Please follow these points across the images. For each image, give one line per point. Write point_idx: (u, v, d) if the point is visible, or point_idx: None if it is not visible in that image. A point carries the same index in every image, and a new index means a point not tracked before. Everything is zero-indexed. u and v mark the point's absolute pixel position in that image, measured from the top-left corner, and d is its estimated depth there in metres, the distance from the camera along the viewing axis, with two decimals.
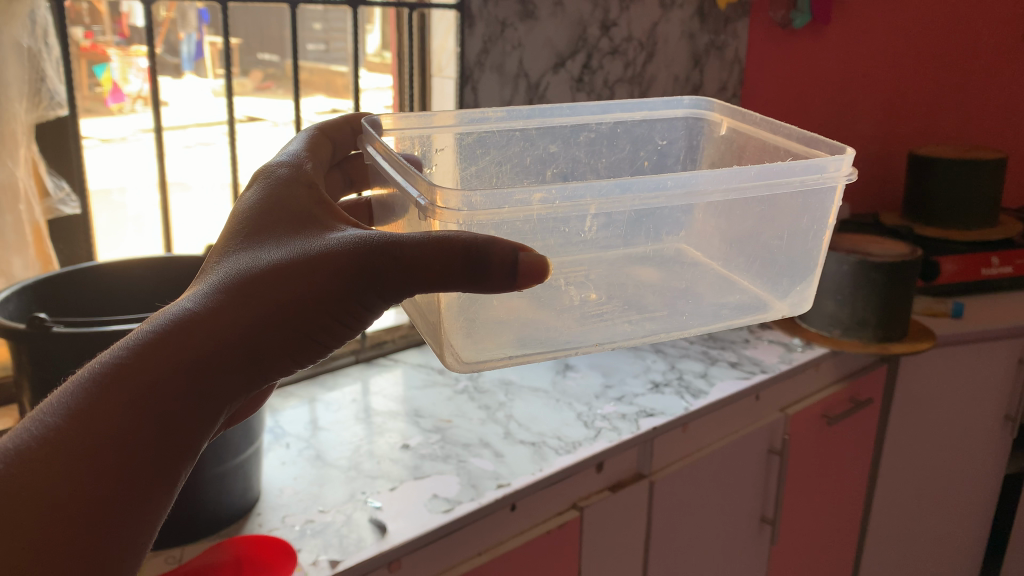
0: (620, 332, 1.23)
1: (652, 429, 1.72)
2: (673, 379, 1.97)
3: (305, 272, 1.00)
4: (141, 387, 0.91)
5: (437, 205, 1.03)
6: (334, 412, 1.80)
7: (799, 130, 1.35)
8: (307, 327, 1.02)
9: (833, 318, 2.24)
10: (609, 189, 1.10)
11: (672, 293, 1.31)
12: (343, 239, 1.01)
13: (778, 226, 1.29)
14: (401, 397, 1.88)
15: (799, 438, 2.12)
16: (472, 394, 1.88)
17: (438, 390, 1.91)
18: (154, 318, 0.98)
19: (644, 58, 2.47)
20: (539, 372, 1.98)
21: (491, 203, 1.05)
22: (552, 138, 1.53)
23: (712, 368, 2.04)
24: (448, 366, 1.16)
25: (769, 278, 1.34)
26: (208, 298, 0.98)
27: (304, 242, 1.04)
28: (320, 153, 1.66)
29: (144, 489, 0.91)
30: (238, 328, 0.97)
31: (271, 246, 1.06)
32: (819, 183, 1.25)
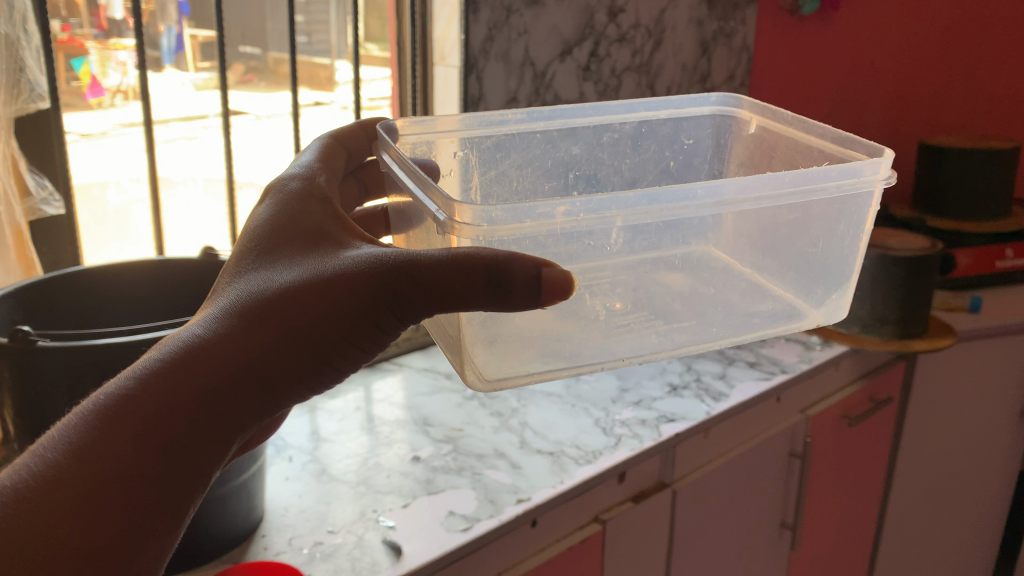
0: (646, 346, 1.12)
1: (674, 435, 1.63)
2: (692, 382, 1.88)
3: (318, 294, 0.98)
4: (152, 415, 0.89)
5: (455, 219, 0.96)
6: (337, 422, 1.70)
7: (831, 128, 1.24)
8: (322, 349, 1.00)
9: (852, 315, 2.17)
10: (637, 200, 1.01)
11: (702, 298, 1.19)
12: (357, 260, 1.00)
13: (816, 232, 1.18)
14: (407, 404, 1.78)
15: (819, 441, 2.04)
16: (483, 401, 1.78)
17: (446, 396, 1.81)
18: (162, 343, 0.96)
19: (652, 46, 2.37)
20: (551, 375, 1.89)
21: (513, 217, 0.96)
22: (574, 139, 1.42)
23: (731, 369, 1.96)
24: (466, 383, 1.07)
25: (807, 286, 1.23)
26: (219, 321, 0.97)
27: (319, 261, 1.02)
28: (335, 163, 1.55)
29: (153, 520, 0.89)
30: (251, 351, 0.96)
31: (282, 266, 1.04)
32: (857, 187, 1.14)
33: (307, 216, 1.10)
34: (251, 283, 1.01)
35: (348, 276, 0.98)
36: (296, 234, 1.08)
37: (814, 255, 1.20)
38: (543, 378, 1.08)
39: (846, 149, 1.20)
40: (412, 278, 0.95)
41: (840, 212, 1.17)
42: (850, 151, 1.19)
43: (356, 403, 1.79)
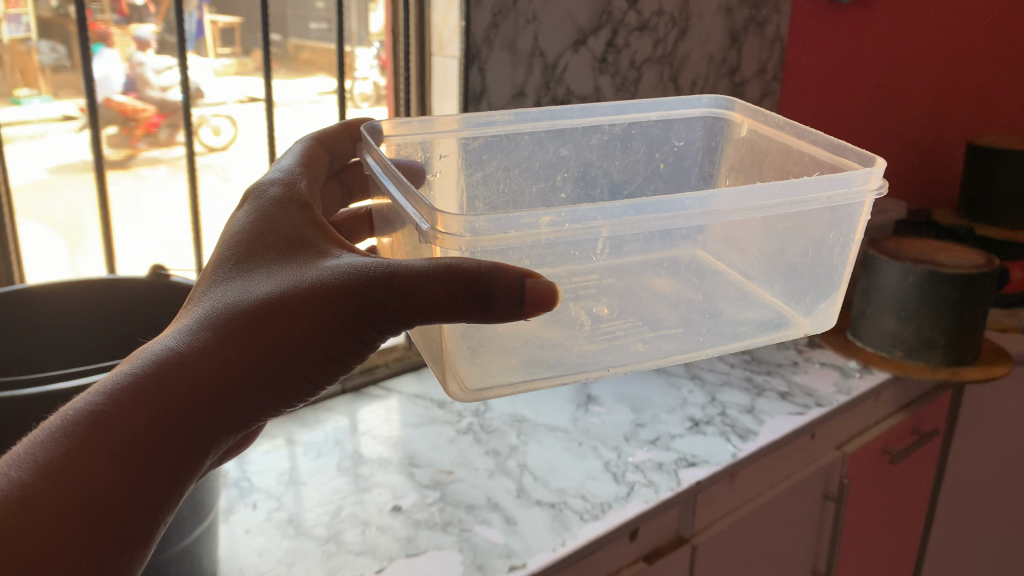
0: (631, 357, 1.02)
1: (695, 484, 1.43)
2: (715, 416, 1.67)
3: (301, 304, 0.90)
4: (123, 438, 0.81)
5: (438, 230, 0.85)
6: (312, 460, 1.50)
7: (824, 134, 1.13)
8: (298, 365, 0.92)
9: (895, 338, 1.94)
10: (622, 211, 0.89)
11: (689, 306, 1.08)
12: (341, 267, 0.92)
13: (813, 241, 1.05)
14: (393, 437, 1.59)
15: (857, 480, 1.83)
16: (479, 436, 1.58)
17: (437, 429, 1.61)
18: (132, 356, 0.87)
19: (676, 35, 2.15)
20: (557, 405, 1.69)
21: (497, 227, 0.86)
22: (562, 141, 1.27)
23: (760, 402, 1.74)
24: (446, 393, 0.98)
25: (798, 292, 1.10)
26: (193, 335, 0.88)
27: (300, 270, 0.94)
28: (318, 166, 1.36)
29: (124, 547, 0.81)
30: (228, 367, 0.88)
31: (262, 273, 0.96)
32: (847, 200, 1.02)
33: (290, 220, 1.03)
34: (228, 294, 0.93)
35: (332, 287, 0.90)
36: (278, 240, 1.00)
37: (804, 264, 1.08)
38: (524, 388, 0.99)
39: (840, 156, 1.10)
40: (401, 293, 0.87)
41: (828, 221, 1.04)
42: (844, 158, 1.09)
43: (336, 435, 1.59)
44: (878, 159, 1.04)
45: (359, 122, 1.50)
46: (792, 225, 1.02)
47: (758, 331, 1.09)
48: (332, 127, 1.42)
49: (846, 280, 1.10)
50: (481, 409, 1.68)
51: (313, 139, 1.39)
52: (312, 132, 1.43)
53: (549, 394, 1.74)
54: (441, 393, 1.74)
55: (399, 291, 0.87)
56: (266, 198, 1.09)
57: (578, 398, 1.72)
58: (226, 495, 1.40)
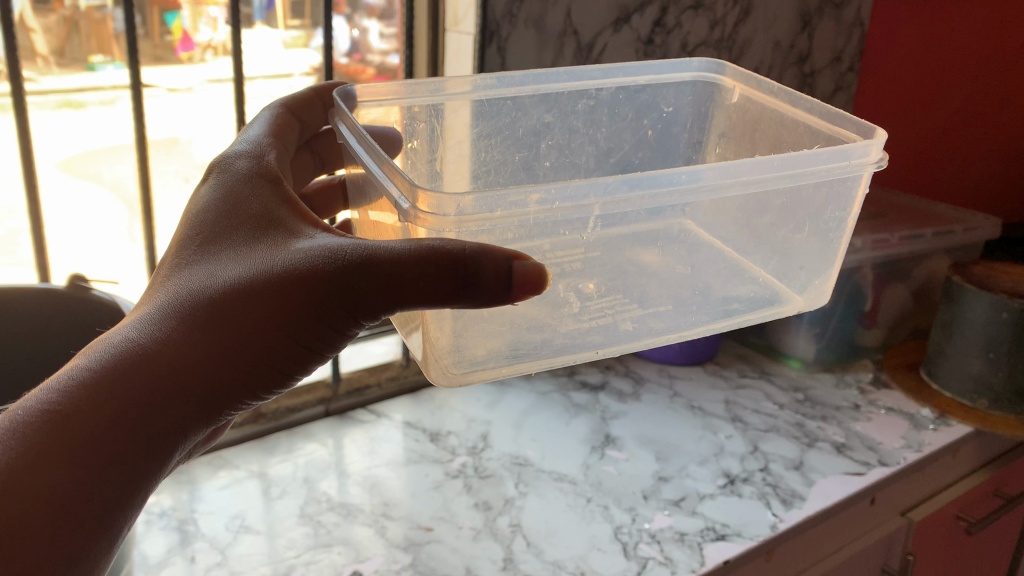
0: (617, 336, 0.96)
1: (721, 565, 1.17)
2: (755, 474, 1.40)
3: (269, 291, 0.83)
4: (81, 437, 0.76)
5: (420, 209, 0.78)
6: (273, 502, 1.30)
7: (820, 101, 1.06)
8: (267, 356, 0.86)
9: (980, 383, 1.63)
10: (616, 185, 0.83)
11: (678, 280, 1.00)
12: (310, 249, 0.83)
13: (807, 217, 1.02)
14: (372, 475, 1.36)
15: (923, 552, 1.55)
16: (470, 481, 1.35)
17: (424, 468, 1.38)
18: (89, 349, 0.81)
19: (737, 16, 1.85)
20: (567, 449, 1.44)
21: (483, 206, 0.79)
22: (547, 106, 1.17)
23: (811, 457, 1.47)
24: (430, 379, 0.92)
25: (790, 267, 1.05)
26: (153, 325, 0.82)
27: (265, 252, 0.86)
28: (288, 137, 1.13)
29: (84, 555, 0.76)
30: (193, 359, 0.82)
31: (226, 255, 0.87)
32: (846, 173, 0.98)
33: (256, 201, 0.92)
34: (189, 279, 0.85)
35: (304, 271, 0.82)
36: (243, 216, 0.90)
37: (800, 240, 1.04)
38: (511, 371, 0.93)
39: (839, 128, 1.04)
40: (378, 279, 0.79)
41: (827, 197, 1.01)
42: (842, 130, 1.03)
43: (307, 469, 1.38)
44: (878, 129, 0.98)
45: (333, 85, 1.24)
46: (787, 200, 0.98)
47: (748, 307, 1.04)
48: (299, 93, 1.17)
49: (840, 256, 1.08)
50: (478, 447, 1.44)
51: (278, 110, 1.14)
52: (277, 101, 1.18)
53: (561, 433, 1.49)
54: (435, 423, 1.51)
55: (374, 276, 0.79)
56: (232, 173, 0.97)
57: (594, 442, 1.47)
58: (165, 542, 1.20)
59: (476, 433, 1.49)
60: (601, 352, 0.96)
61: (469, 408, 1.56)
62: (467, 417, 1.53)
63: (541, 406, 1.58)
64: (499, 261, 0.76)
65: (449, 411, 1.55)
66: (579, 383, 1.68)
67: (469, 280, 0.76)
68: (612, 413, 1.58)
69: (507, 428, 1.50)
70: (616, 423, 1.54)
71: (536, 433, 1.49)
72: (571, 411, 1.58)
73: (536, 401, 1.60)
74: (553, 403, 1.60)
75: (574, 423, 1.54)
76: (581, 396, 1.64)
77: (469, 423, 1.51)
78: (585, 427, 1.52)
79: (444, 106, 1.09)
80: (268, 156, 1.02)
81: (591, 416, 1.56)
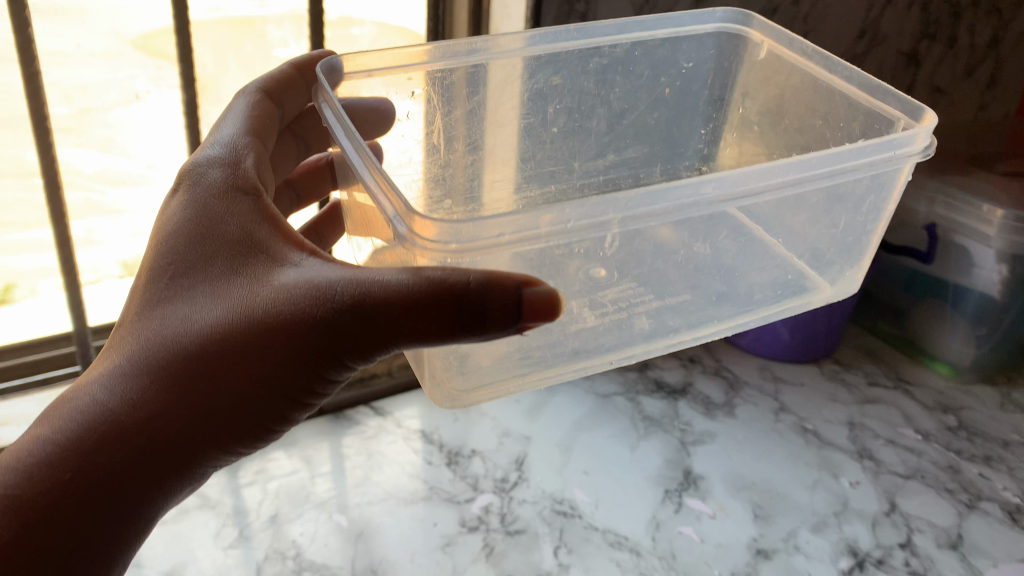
0: (626, 337, 0.78)
1: None
2: (895, 556, 1.00)
3: (250, 336, 0.63)
4: (42, 519, 0.63)
5: (415, 237, 0.59)
6: (223, 552, 0.95)
7: (861, 69, 0.84)
8: (257, 413, 0.67)
9: None
10: (640, 199, 0.64)
11: (698, 275, 0.78)
12: (299, 279, 0.63)
13: (845, 209, 0.81)
14: (362, 517, 1.01)
15: None
16: (496, 540, 0.99)
17: (434, 510, 1.02)
18: (56, 405, 0.66)
19: None
20: (631, 494, 1.06)
21: (477, 233, 0.59)
22: (553, 68, 0.92)
23: (974, 527, 1.05)
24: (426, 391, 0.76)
25: (831, 254, 0.85)
26: (114, 387, 0.65)
27: (246, 280, 0.65)
28: (273, 127, 0.82)
29: None
30: (165, 419, 0.64)
31: (200, 280, 0.67)
32: (892, 164, 0.78)
33: (235, 212, 0.69)
34: (152, 321, 0.66)
35: (295, 314, 0.62)
36: (216, 228, 0.68)
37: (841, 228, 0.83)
38: (519, 379, 0.76)
39: (877, 104, 0.83)
40: (383, 328, 0.60)
41: (868, 187, 0.80)
42: (882, 105, 0.83)
43: (277, 498, 1.03)
44: (928, 111, 0.78)
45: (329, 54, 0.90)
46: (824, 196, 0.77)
47: (776, 297, 0.86)
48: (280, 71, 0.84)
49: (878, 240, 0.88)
50: (510, 480, 1.07)
51: (259, 97, 0.82)
52: (253, 80, 0.85)
53: (623, 465, 1.11)
54: (456, 435, 1.14)
55: (379, 323, 0.60)
56: (204, 185, 0.71)
57: (668, 484, 1.08)
58: None
59: (509, 455, 1.11)
60: (615, 361, 0.80)
61: (504, 413, 1.18)
62: (499, 427, 1.15)
63: (598, 418, 1.19)
64: (507, 291, 0.58)
65: (476, 417, 1.17)
66: (651, 383, 1.28)
67: (473, 317, 0.58)
68: (693, 436, 1.18)
69: (552, 452, 1.12)
70: (698, 453, 1.14)
71: (589, 461, 1.11)
72: (638, 427, 1.18)
73: (592, 408, 1.21)
74: (615, 413, 1.21)
75: (642, 448, 1.14)
76: (653, 403, 1.24)
77: (501, 438, 1.14)
78: (656, 457, 1.13)
79: (488, 65, 0.88)
80: (248, 161, 0.74)
81: (665, 439, 1.16)
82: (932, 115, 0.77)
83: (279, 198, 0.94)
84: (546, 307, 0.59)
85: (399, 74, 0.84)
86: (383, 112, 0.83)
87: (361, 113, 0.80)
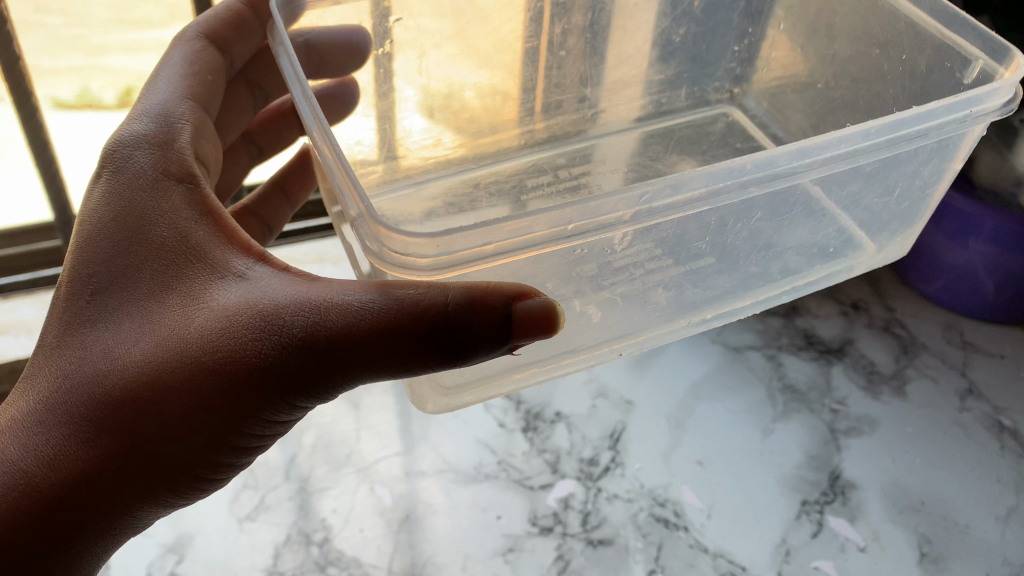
0: (632, 326, 0.65)
1: None
2: None
3: (195, 380, 0.51)
4: None
5: (387, 252, 0.49)
6: (239, 525, 0.78)
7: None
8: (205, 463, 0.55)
9: None
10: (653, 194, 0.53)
11: (720, 268, 0.64)
12: (247, 306, 0.51)
13: (900, 179, 0.66)
14: (410, 496, 0.81)
15: None
16: (575, 551, 0.77)
17: (499, 496, 0.81)
18: None
19: None
20: (756, 504, 0.81)
21: (476, 241, 0.50)
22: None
23: None
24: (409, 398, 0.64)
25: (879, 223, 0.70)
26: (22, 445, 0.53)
27: (184, 301, 0.53)
28: (217, 78, 0.70)
29: None
30: (103, 480, 0.53)
31: (132, 301, 0.54)
32: (968, 125, 0.63)
33: (168, 207, 0.56)
34: (58, 356, 0.54)
35: (243, 351, 0.51)
36: (145, 232, 0.55)
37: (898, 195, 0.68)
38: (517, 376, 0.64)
39: (950, 38, 0.69)
40: (349, 363, 0.50)
41: (933, 152, 0.65)
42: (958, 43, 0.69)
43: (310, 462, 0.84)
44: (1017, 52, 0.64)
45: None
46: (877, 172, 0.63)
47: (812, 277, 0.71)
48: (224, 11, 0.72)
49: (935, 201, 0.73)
50: (600, 463, 0.84)
51: (200, 45, 0.71)
52: (188, 24, 0.72)
53: (748, 457, 0.86)
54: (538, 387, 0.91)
55: (340, 354, 0.49)
56: (126, 169, 0.57)
57: (807, 491, 0.83)
58: None
59: (602, 424, 0.87)
60: (624, 352, 0.67)
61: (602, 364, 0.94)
62: (593, 382, 0.91)
63: (720, 383, 0.93)
64: (495, 310, 0.48)
65: None
66: (796, 336, 1.00)
67: (459, 347, 0.48)
68: (846, 420, 0.90)
69: (658, 426, 0.88)
70: (851, 447, 0.87)
71: (706, 447, 0.86)
72: (774, 400, 0.92)
73: (716, 366, 0.95)
74: (745, 376, 0.94)
75: (777, 432, 0.88)
76: (797, 366, 0.96)
77: (595, 399, 0.90)
78: (794, 448, 0.87)
79: None
80: (181, 133, 0.61)
81: (809, 422, 0.90)
82: (1021, 62, 0.63)
83: (234, 153, 0.85)
84: (539, 323, 0.48)
85: (382, 2, 0.75)
86: (355, 42, 0.75)
87: (330, 49, 0.74)
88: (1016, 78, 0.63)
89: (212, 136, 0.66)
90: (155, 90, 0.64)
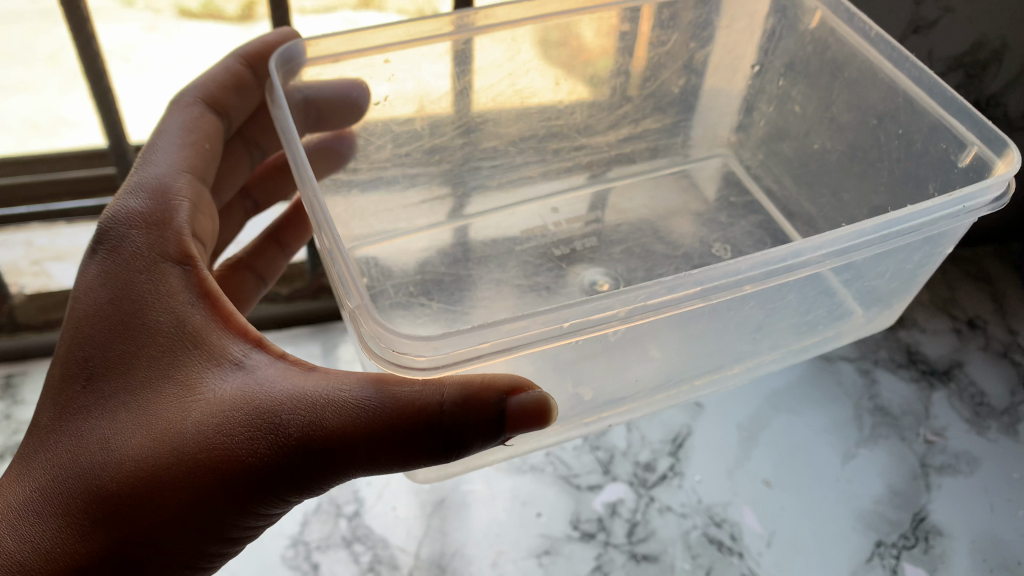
0: (623, 404, 0.62)
1: None
2: None
3: (186, 471, 0.49)
4: None
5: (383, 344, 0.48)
6: None
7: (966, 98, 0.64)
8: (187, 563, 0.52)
9: None
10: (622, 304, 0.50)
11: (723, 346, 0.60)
12: (239, 401, 0.50)
13: (894, 268, 0.63)
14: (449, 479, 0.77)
15: None
16: (616, 561, 0.71)
17: (543, 491, 0.76)
18: None
19: None
20: (824, 538, 0.73)
21: (465, 344, 0.48)
22: None
23: None
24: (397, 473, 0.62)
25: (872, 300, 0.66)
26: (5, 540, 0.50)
27: (177, 391, 0.52)
28: (216, 141, 0.69)
29: None
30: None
31: (126, 385, 0.53)
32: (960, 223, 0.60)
33: (164, 292, 0.55)
34: (52, 441, 0.53)
35: (235, 443, 0.49)
36: (142, 315, 0.54)
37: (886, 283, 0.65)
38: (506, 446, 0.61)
39: (952, 122, 0.65)
40: (340, 460, 0.49)
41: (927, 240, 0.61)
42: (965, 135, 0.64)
43: None
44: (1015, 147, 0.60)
45: (290, 37, 0.74)
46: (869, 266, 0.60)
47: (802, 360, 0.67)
48: (223, 71, 0.70)
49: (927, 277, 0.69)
50: (657, 470, 0.78)
51: (199, 110, 0.68)
52: (188, 83, 0.70)
53: (823, 483, 0.77)
54: None
55: (337, 454, 0.48)
56: (125, 248, 0.56)
57: (884, 531, 0.74)
58: None
59: (665, 426, 0.81)
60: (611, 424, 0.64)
61: None
62: None
63: (801, 396, 0.85)
64: (490, 405, 0.47)
65: None
66: (896, 351, 0.89)
67: (452, 446, 0.48)
68: (941, 455, 0.80)
69: (726, 435, 0.81)
70: (942, 487, 0.78)
71: (776, 466, 0.78)
72: (861, 421, 0.83)
73: (800, 376, 0.86)
74: (831, 391, 0.85)
75: (860, 459, 0.79)
76: (892, 386, 0.86)
77: None
78: (877, 480, 0.78)
79: None
80: (179, 210, 0.60)
81: (898, 452, 0.80)
82: (1015, 155, 0.59)
83: (230, 212, 0.79)
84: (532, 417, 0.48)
85: (372, 55, 0.70)
86: (355, 97, 0.71)
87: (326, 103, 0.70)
88: (1009, 170, 0.59)
89: (207, 209, 0.65)
90: (151, 160, 0.62)
